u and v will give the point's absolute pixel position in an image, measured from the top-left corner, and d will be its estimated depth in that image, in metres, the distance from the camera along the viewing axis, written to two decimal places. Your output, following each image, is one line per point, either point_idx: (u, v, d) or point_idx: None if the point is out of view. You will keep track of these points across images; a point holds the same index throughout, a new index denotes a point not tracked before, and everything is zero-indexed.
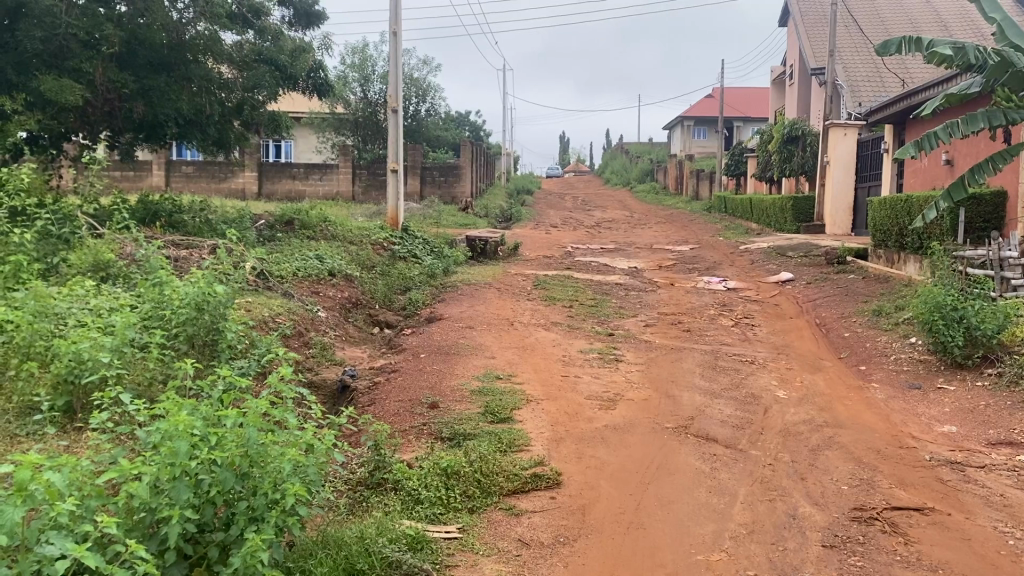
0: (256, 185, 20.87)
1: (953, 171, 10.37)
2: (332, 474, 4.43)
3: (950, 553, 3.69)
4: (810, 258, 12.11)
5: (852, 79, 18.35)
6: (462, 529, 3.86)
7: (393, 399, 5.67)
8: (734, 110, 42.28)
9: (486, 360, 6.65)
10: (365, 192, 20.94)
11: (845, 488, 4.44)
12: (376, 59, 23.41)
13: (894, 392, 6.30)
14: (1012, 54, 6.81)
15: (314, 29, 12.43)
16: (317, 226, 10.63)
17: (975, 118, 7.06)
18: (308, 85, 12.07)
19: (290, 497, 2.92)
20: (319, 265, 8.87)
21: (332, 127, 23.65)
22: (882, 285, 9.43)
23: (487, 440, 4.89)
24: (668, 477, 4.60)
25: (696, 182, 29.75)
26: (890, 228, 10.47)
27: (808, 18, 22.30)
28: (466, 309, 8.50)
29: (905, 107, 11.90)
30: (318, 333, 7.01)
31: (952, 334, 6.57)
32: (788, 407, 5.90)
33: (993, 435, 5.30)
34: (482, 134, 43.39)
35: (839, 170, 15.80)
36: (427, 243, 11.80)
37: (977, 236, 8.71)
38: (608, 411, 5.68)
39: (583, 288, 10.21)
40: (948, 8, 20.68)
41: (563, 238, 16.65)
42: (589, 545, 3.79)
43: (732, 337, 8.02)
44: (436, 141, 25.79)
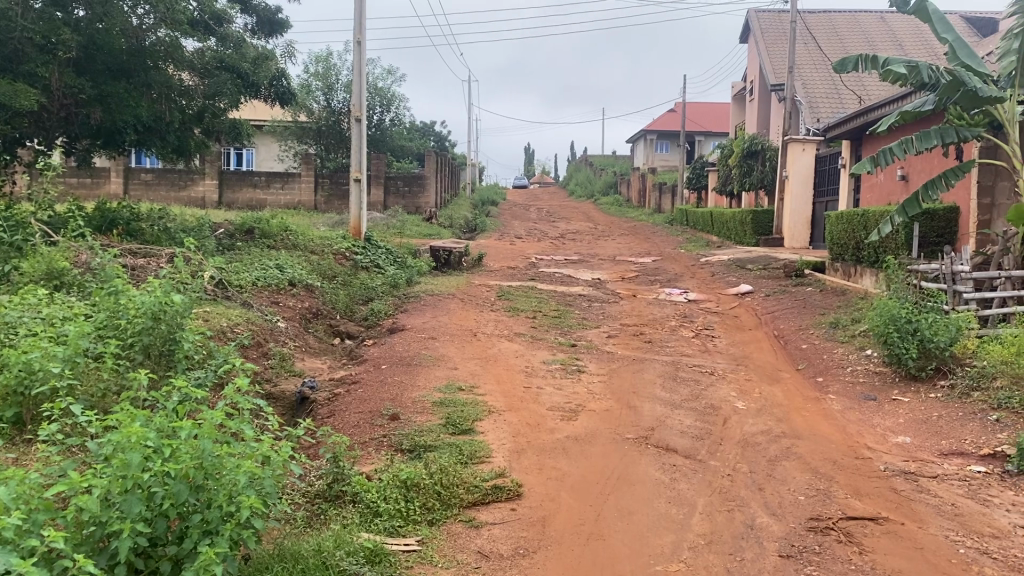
0: (217, 194, 20.66)
1: (908, 186, 10.58)
2: (289, 486, 4.38)
3: (904, 562, 3.74)
4: (768, 270, 12.28)
5: (810, 95, 18.67)
6: (421, 541, 3.83)
7: (353, 411, 5.63)
8: (696, 124, 42.81)
9: (448, 371, 6.64)
10: (327, 202, 20.82)
11: (802, 499, 4.49)
12: (340, 68, 23.31)
13: (850, 404, 6.40)
14: (964, 74, 7.04)
15: (278, 37, 12.29)
16: (277, 235, 10.51)
17: (928, 136, 7.31)
18: (270, 94, 11.92)
19: (246, 510, 2.87)
20: (279, 274, 8.77)
21: (295, 135, 23.50)
22: (839, 298, 9.61)
23: (448, 452, 4.86)
24: (627, 488, 4.61)
25: (659, 195, 30.03)
26: (847, 242, 10.66)
27: (769, 35, 22.69)
28: (429, 320, 8.45)
29: (862, 123, 12.14)
30: (277, 344, 6.93)
31: (906, 346, 6.68)
32: (747, 418, 5.96)
33: (945, 445, 5.40)
34: (447, 145, 43.40)
35: (798, 185, 16.05)
36: (390, 253, 11.76)
37: (930, 250, 8.90)
38: (570, 422, 5.69)
39: (547, 299, 10.23)
40: (903, 27, 21.18)
41: (527, 249, 16.69)
42: (548, 556, 3.79)
43: (693, 348, 8.08)
44: (400, 150, 25.72)
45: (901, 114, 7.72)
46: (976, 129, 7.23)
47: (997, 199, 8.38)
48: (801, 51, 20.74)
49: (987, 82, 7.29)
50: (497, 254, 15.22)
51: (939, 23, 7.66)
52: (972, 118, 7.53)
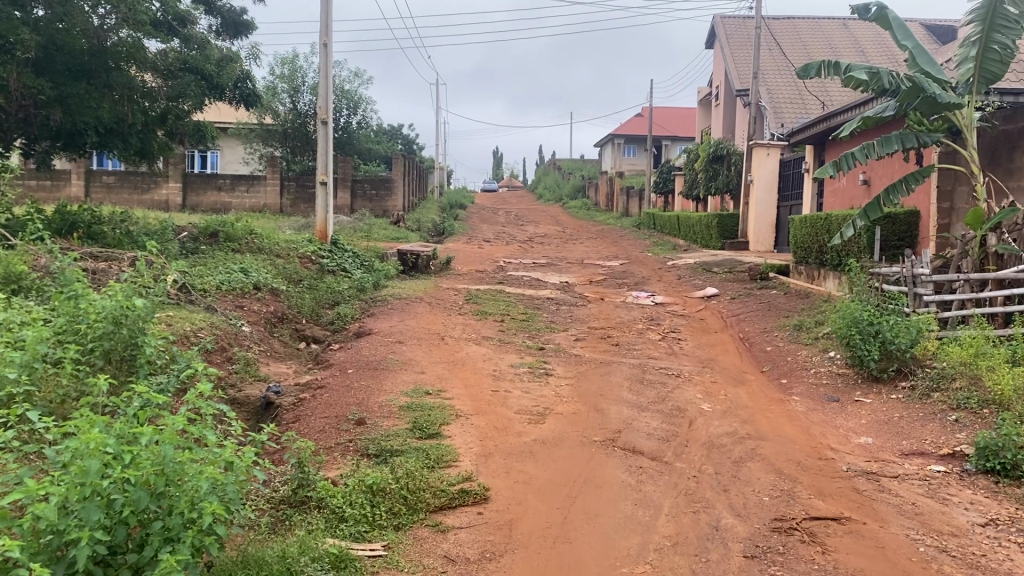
0: (181, 197, 20.42)
1: (870, 191, 10.74)
2: (253, 492, 4.33)
3: (866, 561, 3.79)
4: (734, 274, 12.41)
5: (774, 101, 18.90)
6: (387, 546, 3.81)
7: (318, 416, 5.58)
8: (663, 129, 43.15)
9: (415, 375, 6.62)
10: (293, 205, 20.66)
11: (766, 499, 4.54)
12: (306, 70, 23.12)
13: (814, 405, 6.48)
14: (924, 80, 7.16)
15: (243, 38, 12.17)
16: (242, 238, 10.39)
17: (890, 141, 7.45)
18: (235, 96, 11.80)
19: (208, 517, 2.84)
20: (243, 278, 8.67)
21: (260, 138, 23.28)
22: (802, 301, 9.74)
23: (415, 456, 4.85)
24: (594, 491, 4.62)
25: (627, 200, 30.23)
26: (810, 246, 10.81)
27: (734, 40, 22.94)
28: (396, 324, 8.41)
29: (824, 128, 12.31)
30: (241, 349, 6.85)
31: (868, 348, 6.78)
32: (712, 420, 6.01)
33: (905, 445, 5.49)
34: (415, 148, 43.28)
35: (762, 189, 16.24)
36: (357, 257, 11.69)
37: (892, 254, 9.06)
38: (537, 426, 5.68)
39: (515, 303, 10.24)
40: (864, 34, 21.52)
41: (495, 253, 16.68)
42: (515, 559, 3.78)
43: (659, 351, 8.14)
44: (367, 153, 25.59)
45: (863, 119, 7.87)
46: (934, 135, 7.39)
47: (956, 203, 8.55)
48: (766, 57, 20.98)
49: (945, 89, 7.45)
50: (465, 258, 15.19)
51: (899, 30, 7.79)
52: (931, 123, 7.68)
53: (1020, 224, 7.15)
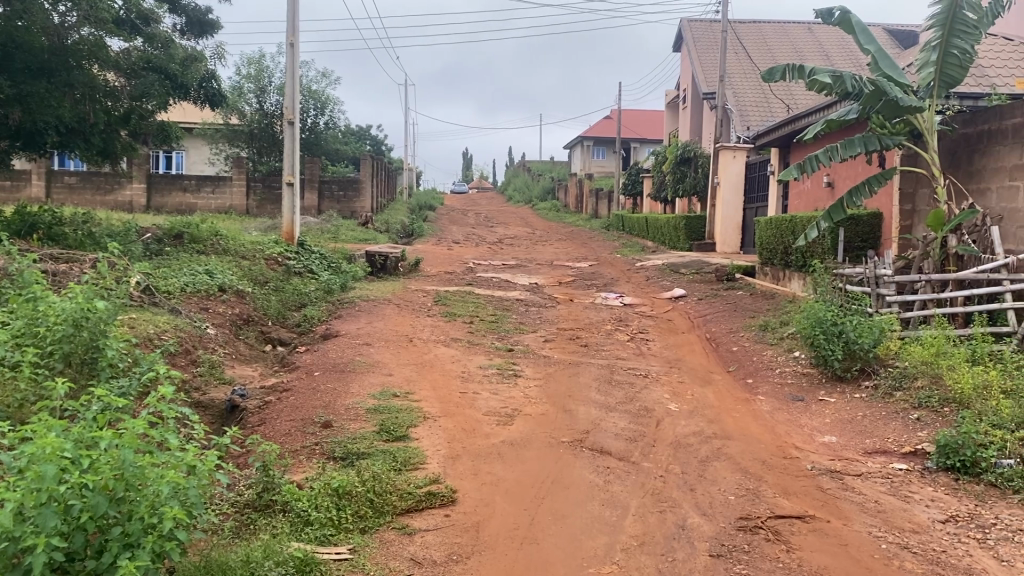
0: (145, 199, 20.15)
1: (834, 193, 10.88)
2: (216, 496, 4.28)
3: (829, 559, 3.83)
4: (701, 275, 12.50)
5: (741, 104, 19.08)
6: (353, 549, 3.78)
7: (284, 419, 5.53)
8: (631, 131, 43.38)
9: (383, 377, 6.58)
10: (260, 206, 20.49)
11: (732, 499, 4.57)
12: (272, 70, 22.91)
13: (779, 404, 6.55)
14: (885, 84, 7.29)
15: (208, 38, 12.03)
16: (207, 240, 10.26)
17: (853, 143, 7.58)
18: (200, 96, 11.65)
19: (169, 522, 2.80)
20: (209, 280, 8.57)
21: (226, 138, 23.05)
22: (768, 301, 9.85)
23: (382, 458, 4.82)
24: (562, 491, 4.63)
25: (596, 201, 30.33)
26: (776, 247, 10.92)
27: (701, 44, 23.13)
28: (364, 326, 8.36)
29: (790, 131, 12.44)
30: (206, 351, 6.77)
31: (832, 347, 6.86)
32: (679, 420, 6.05)
33: (869, 444, 5.56)
34: (383, 149, 43.08)
35: (728, 191, 16.39)
36: (324, 258, 11.60)
37: (855, 255, 9.20)
38: (505, 427, 5.68)
39: (483, 304, 10.22)
40: (829, 38, 21.80)
41: (464, 255, 16.67)
42: (481, 561, 3.78)
43: (628, 351, 8.18)
44: (335, 154, 25.41)
45: (827, 122, 7.98)
46: (896, 138, 7.53)
47: (918, 205, 8.62)
48: (732, 60, 21.16)
49: (907, 92, 7.57)
50: (434, 259, 15.14)
51: (861, 34, 7.91)
52: (893, 126, 7.80)
53: (980, 226, 7.31)
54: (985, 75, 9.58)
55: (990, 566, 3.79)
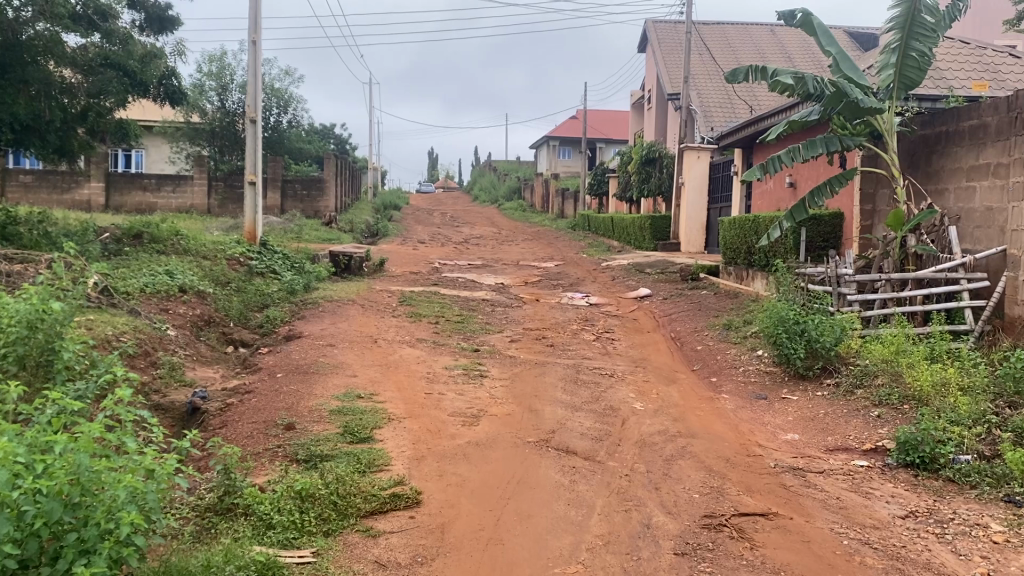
0: (103, 198, 19.78)
1: (796, 193, 11.01)
2: (176, 500, 4.20)
3: (792, 555, 3.86)
4: (666, 274, 12.57)
5: (705, 105, 19.23)
6: (317, 552, 3.73)
7: (246, 422, 5.44)
8: (597, 131, 43.57)
9: (347, 378, 6.52)
10: (221, 205, 20.23)
11: (696, 497, 4.59)
12: (234, 68, 22.62)
13: (742, 402, 6.60)
14: (846, 85, 7.38)
15: (168, 34, 11.84)
16: (168, 240, 10.08)
17: (815, 144, 7.67)
18: (160, 93, 11.44)
19: (126, 527, 2.74)
20: (169, 280, 8.42)
21: (187, 137, 22.72)
22: (732, 300, 9.94)
23: (345, 461, 4.77)
24: (528, 491, 4.62)
25: (561, 201, 30.42)
26: (739, 247, 11.03)
27: (665, 45, 23.30)
28: (327, 327, 8.28)
29: (752, 131, 12.56)
30: (166, 353, 6.67)
31: (794, 346, 6.93)
32: (644, 419, 6.07)
33: (830, 441, 5.63)
34: (347, 148, 42.77)
35: (692, 192, 16.51)
36: (287, 258, 11.48)
37: (816, 254, 9.33)
38: (470, 428, 5.65)
39: (449, 304, 10.18)
40: (790, 40, 22.07)
41: (430, 254, 16.59)
42: (446, 563, 3.75)
43: (593, 351, 8.19)
44: (299, 153, 25.16)
45: (789, 123, 8.06)
46: (857, 139, 7.63)
47: (878, 205, 8.70)
48: (696, 61, 21.32)
49: (867, 94, 7.68)
50: (399, 259, 15.06)
51: (823, 36, 8.00)
52: (854, 127, 7.91)
53: (938, 225, 7.50)
54: (943, 78, 9.75)
55: (948, 560, 3.85)
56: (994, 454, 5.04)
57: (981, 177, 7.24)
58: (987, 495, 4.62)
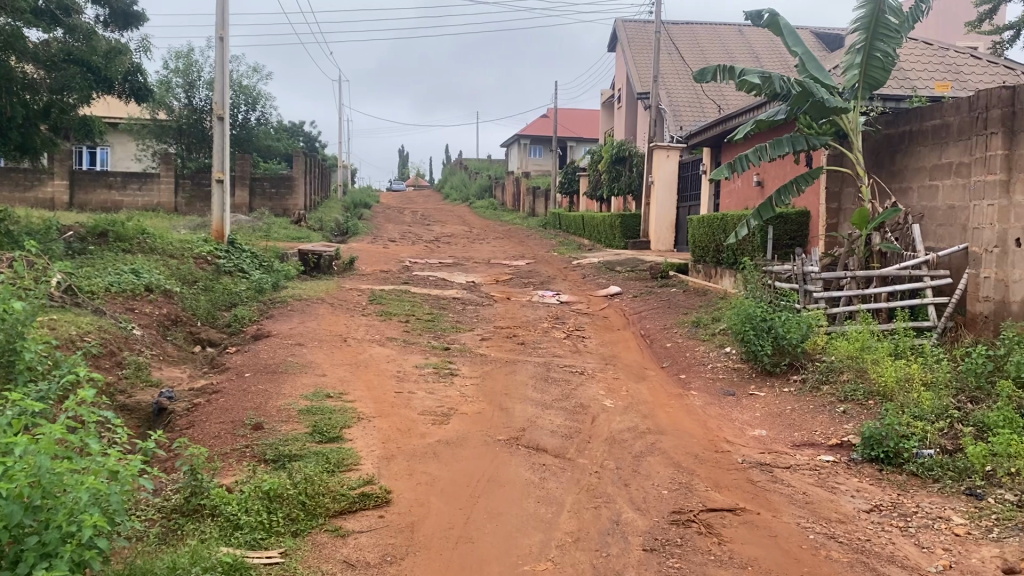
0: (68, 195, 19.48)
1: (763, 191, 11.12)
2: (142, 502, 4.16)
3: (759, 550, 3.90)
4: (636, 272, 12.63)
5: (674, 104, 19.35)
6: (284, 553, 3.70)
7: (213, 422, 5.39)
8: (568, 130, 43.71)
9: (316, 377, 6.48)
10: (189, 204, 20.04)
11: (665, 493, 4.62)
12: (202, 64, 22.37)
13: (711, 399, 6.66)
14: (812, 85, 7.47)
15: (133, 30, 11.68)
16: (133, 238, 9.94)
17: (782, 143, 7.76)
18: (125, 90, 11.28)
19: (88, 530, 2.69)
20: (134, 279, 8.30)
21: (153, 134, 22.44)
22: (701, 298, 10.03)
23: (314, 460, 4.74)
24: (498, 489, 4.62)
25: (532, 199, 30.47)
26: (708, 245, 11.12)
27: (634, 44, 23.42)
28: (296, 326, 8.23)
29: (720, 131, 12.67)
30: (132, 353, 6.58)
31: (761, 343, 7.00)
32: (614, 416, 6.10)
33: (797, 437, 5.69)
34: (317, 146, 42.46)
35: (662, 190, 16.62)
36: (256, 257, 11.39)
37: (783, 252, 9.44)
38: (441, 426, 5.64)
39: (420, 303, 10.16)
40: (758, 41, 22.28)
41: (400, 253, 16.51)
42: (415, 562, 3.75)
43: (564, 349, 8.22)
44: (268, 151, 24.96)
45: (757, 122, 8.13)
46: (823, 138, 7.73)
47: (843, 204, 8.81)
48: (665, 61, 21.45)
49: (833, 93, 7.76)
50: (369, 258, 14.99)
51: (789, 37, 8.09)
52: (819, 127, 8.00)
53: (902, 224, 7.65)
54: (907, 78, 9.91)
55: (912, 553, 3.91)
56: (956, 448, 5.14)
57: (943, 176, 7.36)
58: (950, 489, 4.71)
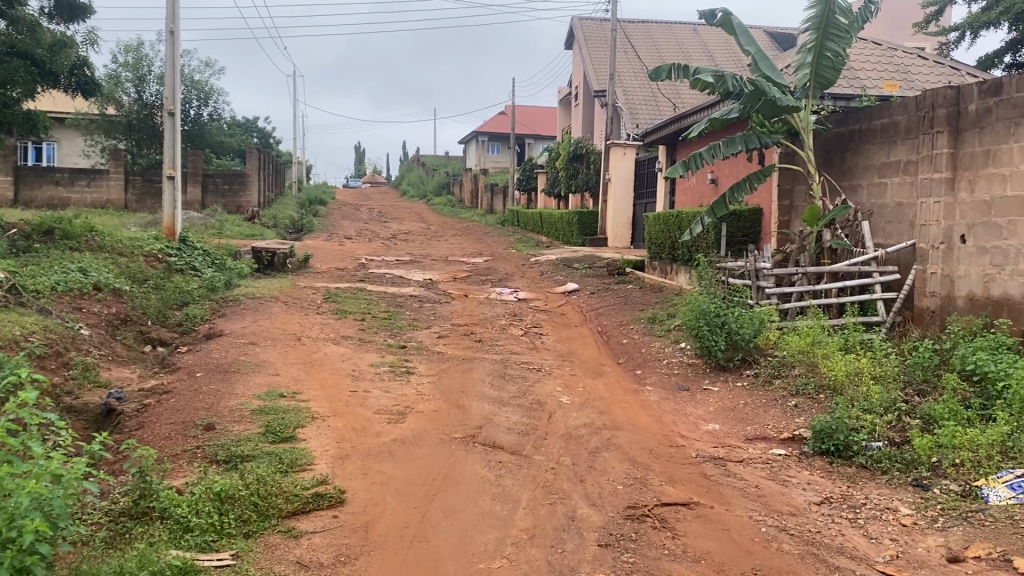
0: (12, 192, 18.95)
1: (717, 189, 11.25)
2: (88, 505, 4.06)
3: (711, 543, 3.95)
4: (593, 269, 12.70)
5: (631, 102, 19.49)
6: (236, 555, 3.64)
7: (164, 423, 5.29)
8: (525, 128, 43.81)
9: (269, 377, 6.40)
10: (139, 200, 19.69)
11: (620, 488, 4.66)
12: (152, 58, 21.95)
13: (665, 394, 6.73)
14: (764, 84, 7.57)
15: (79, 23, 11.42)
16: (81, 236, 9.72)
17: (736, 141, 7.85)
18: (70, 83, 11.02)
19: (29, 535, 2.62)
20: (81, 278, 8.12)
21: (102, 130, 21.96)
22: (656, 295, 10.11)
23: (267, 461, 4.68)
24: (453, 488, 4.61)
25: (490, 196, 30.47)
26: (663, 241, 11.21)
27: (591, 42, 23.53)
28: (249, 325, 8.11)
29: (675, 129, 12.79)
30: (79, 353, 6.44)
31: (715, 338, 7.04)
32: (570, 413, 6.13)
33: (750, 430, 5.77)
34: (271, 142, 41.89)
35: (619, 188, 16.72)
36: (208, 254, 11.22)
37: (737, 249, 9.54)
38: (396, 425, 5.61)
39: (376, 301, 10.10)
40: (713, 41, 22.51)
41: (357, 250, 16.38)
42: (370, 561, 3.72)
43: (521, 346, 8.23)
44: (221, 147, 24.59)
45: (710, 120, 8.23)
46: (774, 137, 7.84)
47: (795, 201, 8.95)
48: (621, 59, 21.59)
49: (785, 92, 7.88)
50: (325, 255, 14.84)
51: (743, 35, 8.18)
52: (772, 125, 8.11)
53: (851, 220, 7.82)
54: (857, 78, 10.10)
55: (860, 544, 3.99)
56: (904, 440, 5.24)
57: (892, 174, 7.51)
58: (898, 480, 4.81)
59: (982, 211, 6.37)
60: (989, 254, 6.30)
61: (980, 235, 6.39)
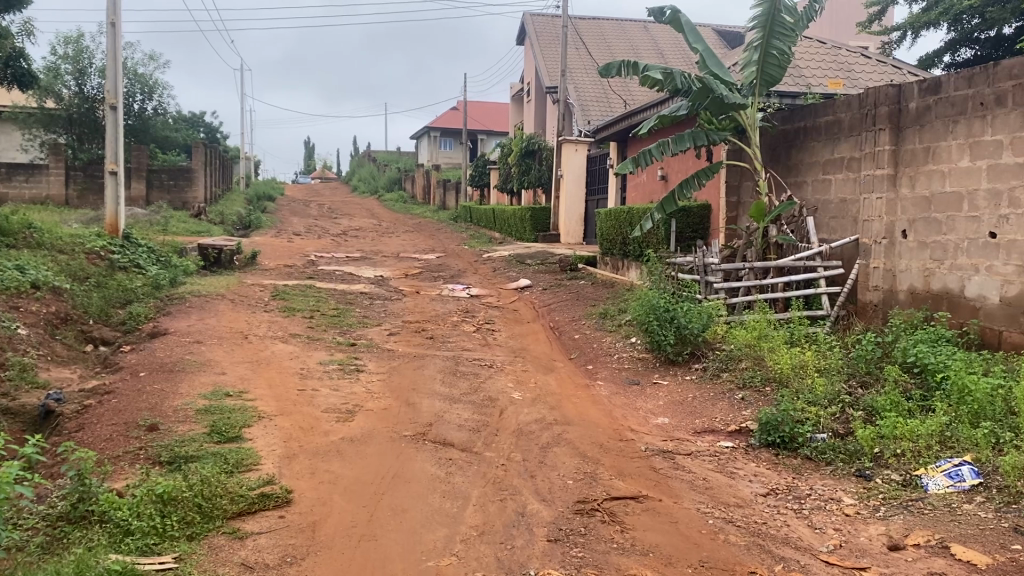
0: None
1: (667, 185, 11.35)
2: (23, 511, 3.95)
3: (659, 536, 3.98)
4: (546, 265, 12.73)
5: (582, 99, 19.58)
6: (178, 558, 3.56)
7: (105, 424, 5.18)
8: (478, 123, 43.73)
9: (215, 376, 6.29)
10: (81, 196, 19.22)
11: (570, 483, 4.68)
12: (93, 51, 21.41)
13: (616, 389, 6.77)
14: (712, 82, 7.64)
15: (15, 13, 11.10)
16: (18, 233, 9.45)
17: (685, 138, 7.92)
18: (6, 75, 10.71)
19: None
20: (18, 276, 7.88)
21: (41, 123, 21.36)
22: (607, 290, 10.17)
23: (211, 461, 4.60)
24: (403, 486, 4.58)
25: (443, 192, 30.34)
26: (615, 238, 11.29)
27: (543, 38, 23.58)
28: (195, 323, 7.97)
29: (626, 125, 12.86)
30: (16, 354, 6.26)
31: (664, 333, 7.15)
32: (522, 408, 6.13)
33: (698, 423, 5.84)
34: (218, 137, 41.15)
35: (572, 185, 16.82)
36: (152, 251, 10.99)
37: (686, 244, 9.65)
38: (346, 423, 5.57)
39: (325, 298, 9.99)
40: (663, 38, 22.72)
41: (307, 247, 16.17)
42: (316, 561, 3.68)
43: (473, 342, 8.21)
44: (166, 142, 24.09)
45: (659, 117, 8.28)
46: (721, 134, 7.92)
47: (742, 197, 9.07)
48: (573, 56, 21.67)
49: (732, 90, 7.97)
50: (273, 252, 14.62)
51: (690, 33, 8.25)
52: (719, 122, 8.21)
53: (796, 216, 7.91)
54: (802, 76, 10.27)
55: (804, 534, 4.06)
56: (847, 432, 5.34)
57: (836, 170, 7.64)
58: (842, 471, 4.91)
59: (922, 206, 6.53)
60: (929, 249, 6.46)
61: (921, 230, 6.55)
